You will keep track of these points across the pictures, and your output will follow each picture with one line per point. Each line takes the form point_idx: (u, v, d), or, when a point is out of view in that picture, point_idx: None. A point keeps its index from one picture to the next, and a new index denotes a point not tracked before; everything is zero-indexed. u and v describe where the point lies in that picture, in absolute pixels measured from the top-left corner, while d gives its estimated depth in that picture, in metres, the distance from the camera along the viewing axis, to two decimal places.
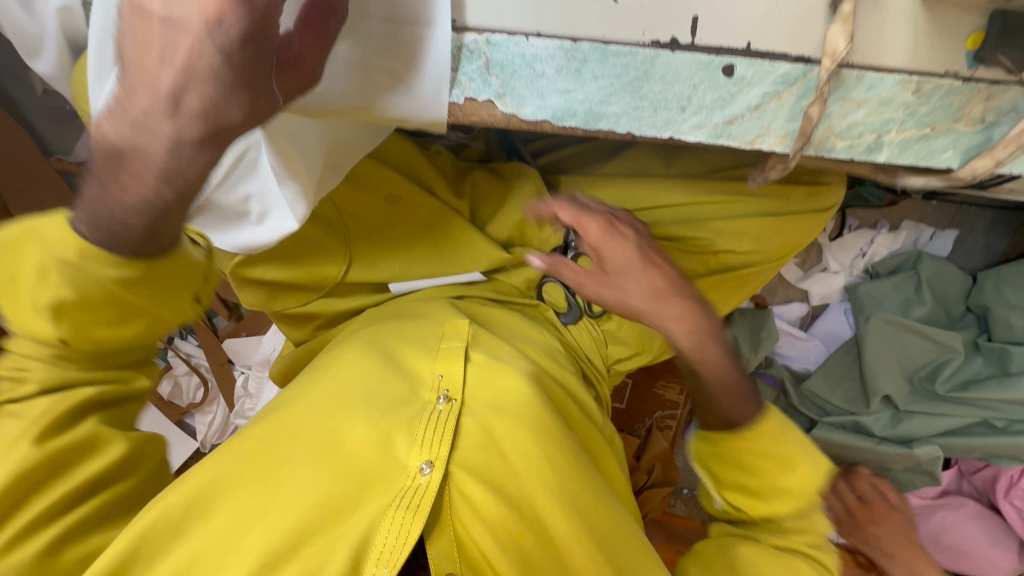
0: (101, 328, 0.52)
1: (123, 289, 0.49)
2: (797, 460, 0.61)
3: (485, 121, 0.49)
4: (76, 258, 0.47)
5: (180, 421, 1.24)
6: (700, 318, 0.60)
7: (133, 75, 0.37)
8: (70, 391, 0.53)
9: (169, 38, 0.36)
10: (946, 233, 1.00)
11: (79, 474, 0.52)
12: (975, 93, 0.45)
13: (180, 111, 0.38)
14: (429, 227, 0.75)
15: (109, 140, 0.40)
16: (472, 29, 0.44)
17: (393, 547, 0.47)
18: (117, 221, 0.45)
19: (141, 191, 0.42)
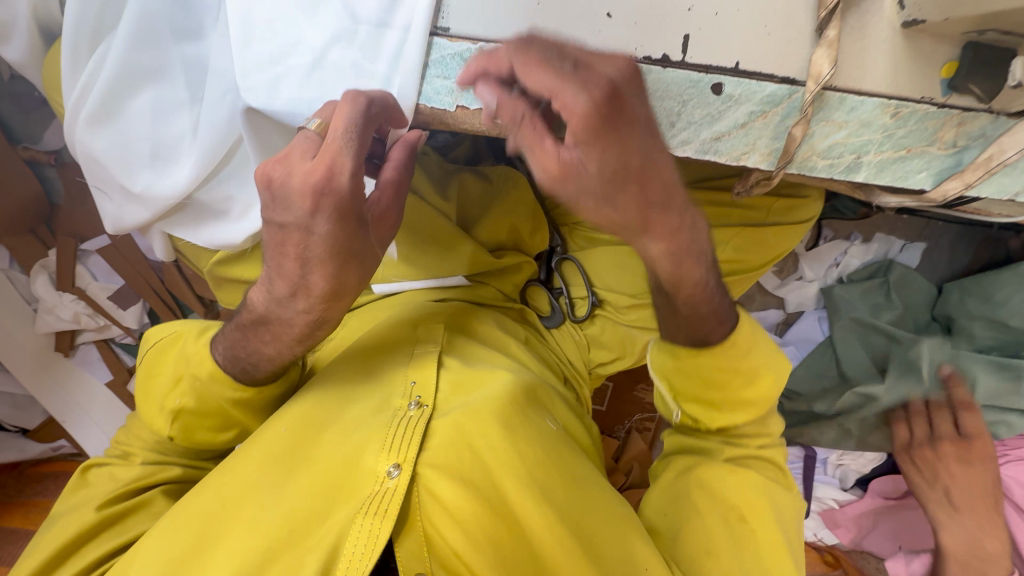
0: (203, 428, 0.60)
1: (237, 408, 0.58)
2: (765, 375, 0.59)
3: (476, 130, 0.49)
4: (207, 380, 0.56)
5: None
6: (687, 241, 0.46)
7: (273, 265, 0.47)
8: (160, 468, 0.63)
9: (289, 238, 0.44)
10: (914, 245, 1.04)
11: (135, 529, 0.58)
12: (948, 119, 0.47)
13: (304, 290, 0.47)
14: (414, 230, 0.74)
15: (256, 307, 0.51)
16: (465, 38, 0.45)
17: (361, 556, 0.47)
18: (253, 363, 0.55)
19: (275, 343, 0.52)
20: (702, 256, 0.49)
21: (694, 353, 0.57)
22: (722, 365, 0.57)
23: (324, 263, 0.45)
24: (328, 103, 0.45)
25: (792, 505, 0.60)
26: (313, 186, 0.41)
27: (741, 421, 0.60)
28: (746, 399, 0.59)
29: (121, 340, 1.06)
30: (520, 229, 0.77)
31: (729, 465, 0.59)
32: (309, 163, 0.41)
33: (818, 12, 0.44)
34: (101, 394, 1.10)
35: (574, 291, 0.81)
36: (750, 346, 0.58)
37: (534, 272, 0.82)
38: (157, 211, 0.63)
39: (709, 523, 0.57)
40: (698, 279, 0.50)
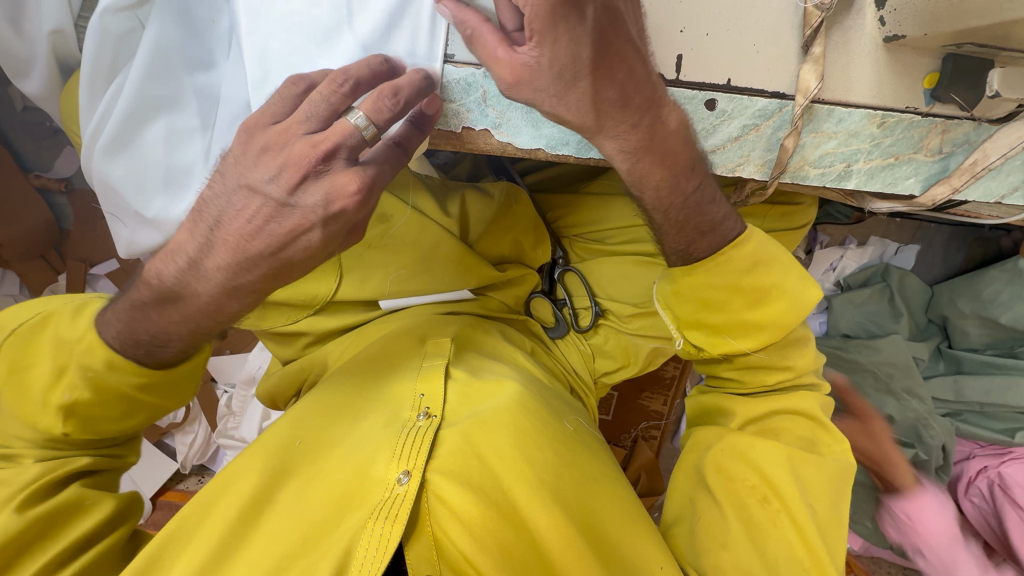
0: (104, 422, 0.53)
1: (144, 392, 0.52)
2: (776, 295, 0.56)
3: (483, 150, 0.51)
4: (105, 370, 0.50)
5: (159, 442, 1.10)
6: (651, 139, 0.46)
7: (218, 235, 0.43)
8: (64, 460, 0.53)
9: (255, 205, 0.42)
10: (910, 247, 1.06)
11: (70, 533, 0.50)
12: (933, 127, 0.49)
13: (240, 260, 0.43)
14: (421, 246, 0.75)
15: (162, 279, 0.46)
16: (467, 64, 0.48)
17: (373, 558, 0.47)
18: (155, 342, 0.49)
19: (183, 322, 0.47)
20: (668, 161, 0.48)
21: (689, 270, 0.55)
22: (716, 280, 0.54)
23: (281, 243, 0.43)
24: (377, 91, 0.42)
25: (834, 481, 0.57)
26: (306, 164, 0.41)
27: (749, 348, 0.58)
28: (753, 322, 0.57)
29: None
30: (524, 243, 0.82)
31: (749, 439, 0.59)
32: (301, 142, 0.40)
33: (803, 30, 0.46)
34: None
35: (577, 301, 0.84)
36: (754, 261, 0.54)
37: (536, 284, 0.85)
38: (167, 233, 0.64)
39: (726, 507, 0.57)
40: (665, 181, 0.49)
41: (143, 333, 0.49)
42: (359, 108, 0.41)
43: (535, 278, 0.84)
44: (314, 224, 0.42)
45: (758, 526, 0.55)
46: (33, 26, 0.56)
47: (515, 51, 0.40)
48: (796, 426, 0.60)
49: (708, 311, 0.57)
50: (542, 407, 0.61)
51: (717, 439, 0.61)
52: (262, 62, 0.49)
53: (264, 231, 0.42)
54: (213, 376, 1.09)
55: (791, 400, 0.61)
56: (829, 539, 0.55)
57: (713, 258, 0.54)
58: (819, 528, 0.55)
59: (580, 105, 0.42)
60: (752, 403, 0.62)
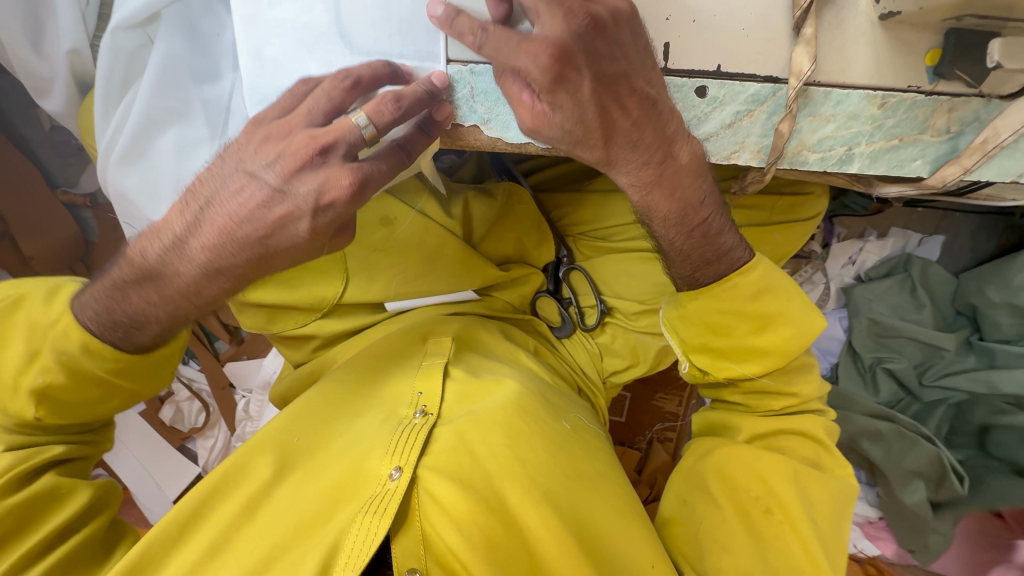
0: (75, 404, 0.54)
1: (117, 378, 0.53)
2: (780, 322, 0.55)
3: (473, 145, 0.52)
4: (80, 356, 0.51)
5: (181, 447, 1.13)
6: (657, 170, 0.48)
7: (209, 213, 0.46)
8: (38, 448, 0.53)
9: (249, 192, 0.45)
10: (934, 238, 1.02)
11: (50, 521, 0.51)
12: (938, 105, 0.47)
13: (225, 239, 0.45)
14: (425, 249, 0.76)
15: (144, 259, 0.48)
16: (456, 61, 0.48)
17: (359, 551, 0.48)
18: (133, 322, 0.50)
19: (160, 303, 0.48)
20: (677, 193, 0.50)
21: (695, 295, 0.55)
22: (723, 304, 0.54)
23: (268, 230, 0.45)
24: (380, 95, 0.44)
25: (837, 496, 0.56)
26: (295, 165, 0.43)
27: (752, 373, 0.57)
28: (758, 348, 0.56)
29: None
30: (527, 244, 0.81)
31: (753, 450, 0.57)
32: (298, 139, 0.43)
33: (794, 11, 0.45)
34: (133, 422, 1.10)
35: (582, 300, 0.83)
36: (760, 288, 0.54)
37: (541, 284, 0.84)
38: None
39: (727, 513, 0.55)
40: (672, 211, 0.51)
41: (121, 313, 0.50)
42: (361, 109, 0.44)
43: (540, 278, 0.83)
44: (305, 212, 0.44)
45: (760, 532, 0.54)
46: (53, 47, 0.59)
47: (536, 101, 0.44)
48: (803, 447, 0.59)
49: (710, 333, 0.57)
50: (539, 406, 0.61)
51: (721, 447, 0.59)
52: (259, 69, 0.50)
53: (254, 216, 0.45)
54: (231, 380, 1.11)
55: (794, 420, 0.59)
56: (831, 551, 0.54)
57: (718, 284, 0.54)
58: (821, 540, 0.53)
59: (591, 152, 0.47)
60: (760, 423, 0.60)
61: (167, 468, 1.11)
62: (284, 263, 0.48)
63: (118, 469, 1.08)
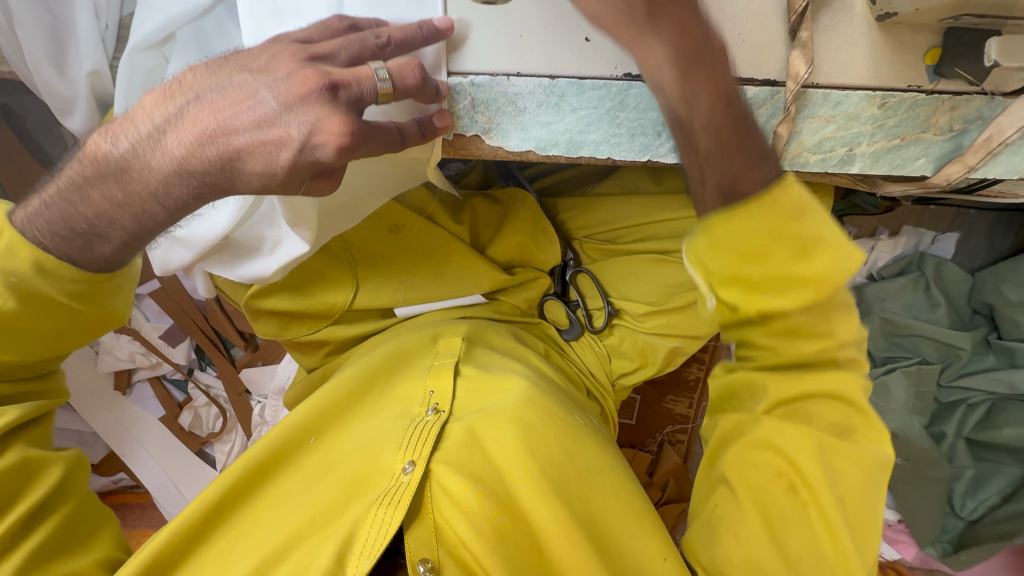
0: (38, 337, 0.55)
1: (81, 303, 0.54)
2: (823, 247, 0.43)
3: (476, 155, 0.53)
4: (35, 278, 0.51)
5: (200, 451, 1.17)
6: (696, 41, 0.42)
7: (191, 113, 0.47)
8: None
9: (240, 104, 0.46)
10: (947, 236, 1.00)
11: (25, 500, 0.53)
12: (940, 105, 0.47)
13: (200, 144, 0.46)
14: (434, 256, 0.78)
15: (109, 157, 0.48)
16: (457, 73, 0.48)
17: (374, 540, 0.50)
18: (87, 223, 0.50)
19: (122, 203, 0.48)
20: (716, 76, 0.43)
21: (729, 207, 0.43)
22: (755, 217, 0.42)
23: (249, 147, 0.45)
24: (407, 60, 0.45)
25: (870, 474, 0.48)
26: (302, 90, 0.44)
27: (790, 308, 0.44)
28: (798, 277, 0.43)
29: (172, 376, 1.13)
30: (531, 248, 0.81)
31: (770, 426, 0.50)
32: (310, 70, 0.44)
33: (789, 15, 0.46)
34: (155, 428, 1.13)
35: (590, 303, 0.84)
36: (801, 202, 0.42)
37: (549, 286, 0.84)
38: (198, 249, 0.67)
39: (741, 494, 0.51)
40: (716, 96, 0.43)
41: (77, 215, 0.49)
42: (382, 62, 0.44)
43: (547, 280, 0.84)
44: (292, 141, 0.45)
45: (780, 513, 0.49)
46: (75, 69, 0.61)
47: None
48: (831, 412, 0.49)
49: (743, 261, 0.43)
50: (550, 403, 0.62)
51: (732, 427, 0.53)
52: None
53: (235, 122, 0.45)
54: (247, 387, 1.13)
55: (825, 379, 0.49)
56: None
57: (759, 194, 0.42)
58: (848, 524, 0.48)
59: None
60: (784, 384, 0.50)
61: (185, 471, 1.14)
62: (252, 187, 0.48)
63: (142, 474, 1.11)
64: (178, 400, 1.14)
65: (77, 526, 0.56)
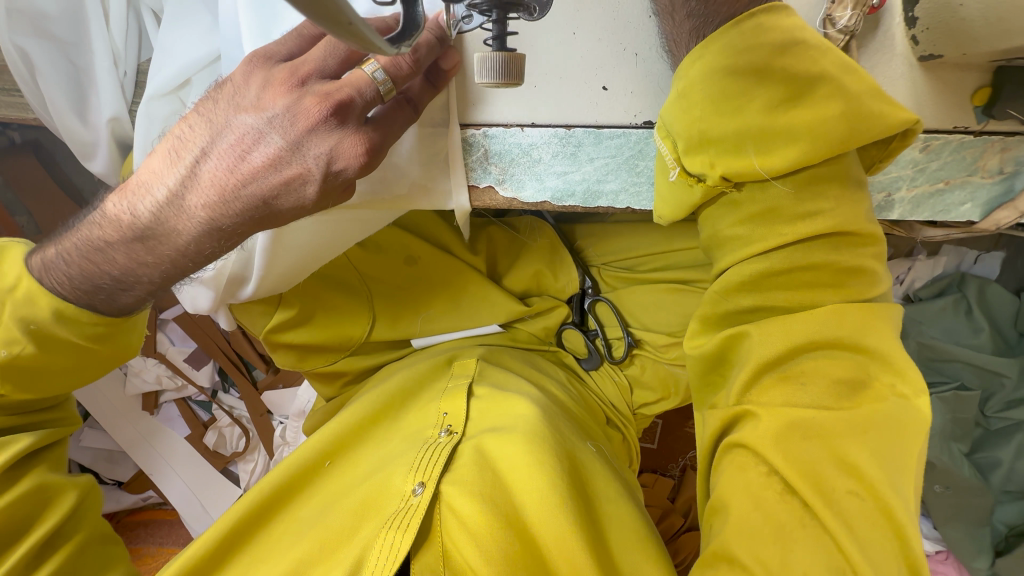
0: (52, 377, 0.53)
1: (97, 345, 0.52)
2: (813, 98, 0.38)
3: (489, 206, 0.51)
4: (52, 323, 0.49)
5: (225, 469, 1.19)
6: None
7: (201, 162, 0.44)
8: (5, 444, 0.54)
9: (249, 146, 0.43)
10: (992, 255, 0.95)
11: (38, 530, 0.53)
12: (989, 146, 0.44)
13: (221, 195, 0.44)
14: (448, 286, 0.77)
15: (127, 217, 0.45)
16: (471, 125, 0.47)
17: (384, 565, 0.49)
18: (118, 284, 0.48)
19: (154, 261, 0.47)
20: None
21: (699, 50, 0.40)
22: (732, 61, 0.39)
23: (272, 190, 0.43)
24: None
25: (880, 456, 0.40)
26: (312, 123, 0.41)
27: (764, 170, 0.40)
28: (773, 130, 0.39)
29: (197, 397, 1.15)
30: (548, 277, 0.80)
31: (756, 414, 0.43)
32: (309, 97, 0.41)
33: None
34: (180, 447, 1.16)
35: (609, 332, 0.81)
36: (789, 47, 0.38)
37: (567, 315, 0.82)
38: (218, 286, 0.64)
39: (736, 501, 0.43)
40: None
41: (104, 277, 0.48)
42: (376, 60, 0.41)
43: (565, 310, 0.81)
44: (315, 176, 0.43)
45: (777, 521, 0.40)
46: (97, 115, 0.62)
47: None
48: (830, 368, 0.43)
49: (712, 112, 0.40)
50: (564, 431, 0.62)
51: (718, 424, 0.46)
52: None
53: (251, 170, 0.43)
54: (269, 408, 1.14)
55: (813, 320, 0.43)
56: None
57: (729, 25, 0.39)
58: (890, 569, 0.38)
59: None
60: (766, 338, 0.44)
61: (210, 489, 1.16)
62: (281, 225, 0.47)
63: (169, 493, 1.14)
64: (203, 419, 1.17)
65: (91, 554, 0.57)
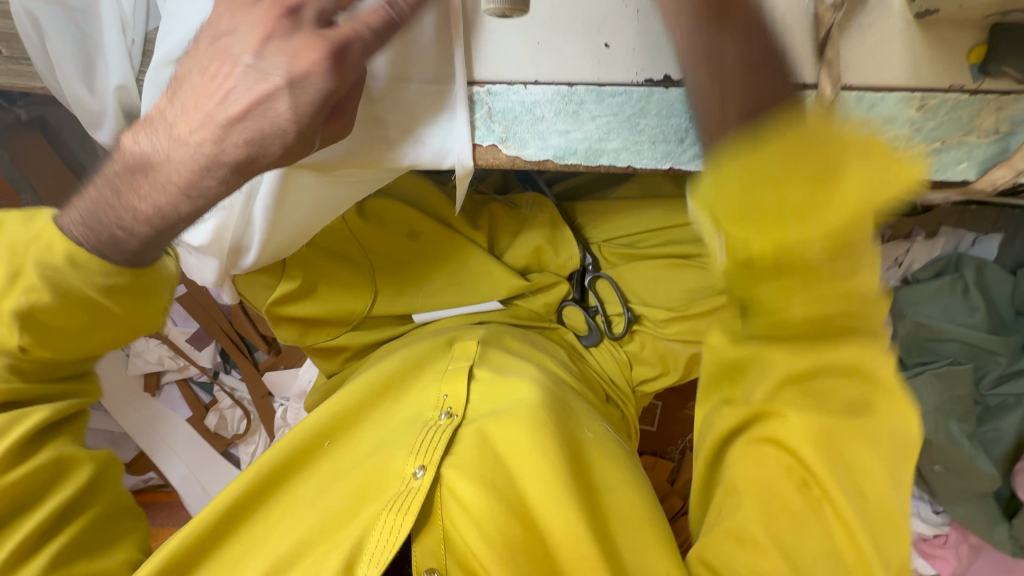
0: (70, 334, 0.53)
1: (113, 299, 0.52)
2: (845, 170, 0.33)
3: (492, 165, 0.51)
4: (68, 270, 0.49)
5: (226, 451, 1.20)
6: None
7: (187, 93, 0.45)
8: (17, 419, 0.53)
9: (226, 69, 0.44)
10: (990, 237, 0.96)
11: (54, 499, 0.53)
12: (985, 105, 0.44)
13: (206, 119, 0.44)
14: (451, 260, 0.78)
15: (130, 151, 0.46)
16: (477, 82, 0.48)
17: (384, 548, 0.50)
18: (119, 227, 0.48)
19: (150, 198, 0.46)
20: None
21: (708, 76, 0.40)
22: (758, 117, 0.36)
23: (250, 107, 0.43)
24: None
25: (887, 459, 0.39)
26: (278, 37, 0.43)
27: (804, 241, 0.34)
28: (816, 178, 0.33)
29: (199, 378, 1.16)
30: (549, 253, 0.80)
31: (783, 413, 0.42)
32: (277, 15, 0.43)
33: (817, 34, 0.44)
34: (181, 429, 1.17)
35: (610, 308, 0.82)
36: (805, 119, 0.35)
37: (567, 292, 0.82)
38: (221, 254, 0.64)
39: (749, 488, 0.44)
40: None
41: (108, 219, 0.48)
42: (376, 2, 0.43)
43: (565, 286, 0.81)
44: (287, 89, 0.43)
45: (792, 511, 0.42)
46: (103, 82, 0.63)
47: None
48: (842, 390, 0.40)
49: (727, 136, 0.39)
50: (565, 413, 0.63)
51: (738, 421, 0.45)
52: None
53: (230, 92, 0.43)
54: (270, 390, 1.15)
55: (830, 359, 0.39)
56: None
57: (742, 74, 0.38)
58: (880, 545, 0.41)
59: None
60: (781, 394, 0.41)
61: (212, 470, 1.17)
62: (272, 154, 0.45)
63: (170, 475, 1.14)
64: (204, 401, 1.17)
65: (109, 520, 0.58)
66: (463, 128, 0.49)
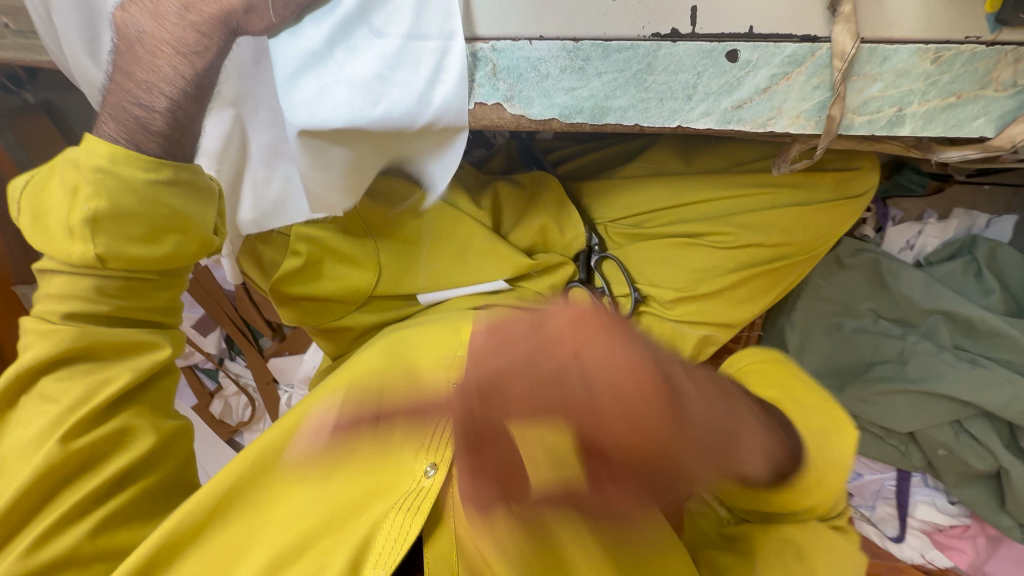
0: (133, 247, 0.50)
1: (158, 199, 0.50)
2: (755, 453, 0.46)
3: (496, 124, 0.52)
4: (113, 167, 0.48)
5: (231, 439, 1.22)
6: None
7: None
8: (107, 381, 0.52)
9: None
10: (1004, 219, 0.94)
11: (110, 468, 0.52)
12: (1002, 57, 0.43)
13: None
14: (456, 239, 0.78)
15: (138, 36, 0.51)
16: (481, 38, 0.47)
17: (392, 546, 0.51)
18: (142, 107, 0.50)
19: (165, 67, 0.50)
20: None
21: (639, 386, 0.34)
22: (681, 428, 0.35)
23: None
24: None
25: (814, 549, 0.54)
26: None
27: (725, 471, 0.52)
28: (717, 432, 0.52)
29: (204, 364, 1.16)
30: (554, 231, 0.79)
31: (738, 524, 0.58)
32: None
33: None
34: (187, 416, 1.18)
35: (616, 289, 0.79)
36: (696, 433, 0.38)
37: (574, 272, 0.80)
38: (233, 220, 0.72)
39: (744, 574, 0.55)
40: None
41: (129, 100, 0.50)
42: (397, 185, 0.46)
43: (572, 266, 0.79)
44: None
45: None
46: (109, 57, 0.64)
47: None
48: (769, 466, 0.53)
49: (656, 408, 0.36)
50: None
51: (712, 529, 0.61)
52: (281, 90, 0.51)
53: None
54: (275, 376, 1.15)
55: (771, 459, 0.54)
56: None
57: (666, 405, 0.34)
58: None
59: None
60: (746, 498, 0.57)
61: (217, 455, 1.19)
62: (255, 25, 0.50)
63: None
64: (209, 388, 1.18)
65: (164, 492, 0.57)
66: (466, 88, 0.49)
